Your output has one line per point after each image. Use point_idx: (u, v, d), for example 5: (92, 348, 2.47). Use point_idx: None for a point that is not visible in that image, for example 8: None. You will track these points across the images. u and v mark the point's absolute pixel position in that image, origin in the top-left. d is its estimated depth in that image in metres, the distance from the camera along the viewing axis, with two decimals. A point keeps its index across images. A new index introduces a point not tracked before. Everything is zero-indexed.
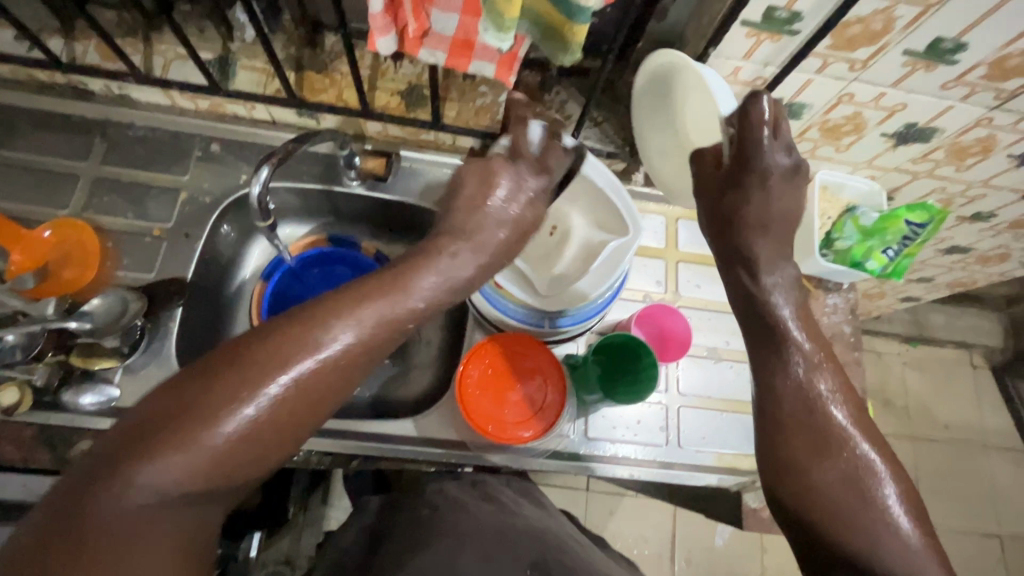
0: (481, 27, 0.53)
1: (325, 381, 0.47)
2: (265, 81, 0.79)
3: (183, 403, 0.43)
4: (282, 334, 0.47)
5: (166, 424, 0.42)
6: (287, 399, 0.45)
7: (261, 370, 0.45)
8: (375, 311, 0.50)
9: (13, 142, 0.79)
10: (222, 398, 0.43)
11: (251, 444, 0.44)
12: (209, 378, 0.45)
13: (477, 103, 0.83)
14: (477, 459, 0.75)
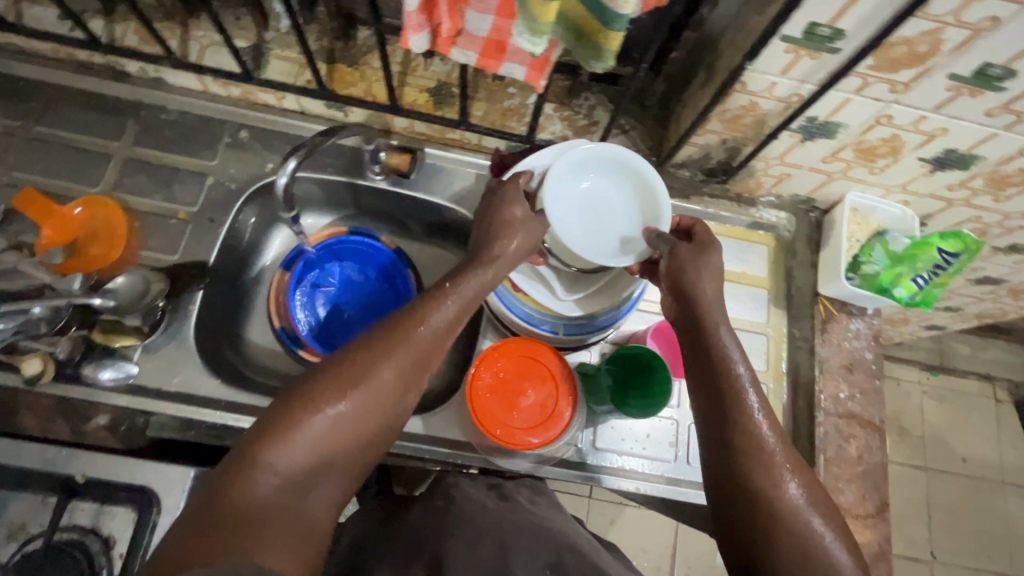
0: (515, 30, 0.53)
1: (405, 382, 0.54)
2: (296, 72, 0.80)
3: (293, 407, 0.50)
4: (363, 348, 0.54)
5: (277, 426, 0.49)
6: (376, 398, 0.52)
7: (356, 376, 0.52)
8: (439, 318, 0.57)
9: (49, 118, 0.80)
10: (324, 399, 0.51)
11: (350, 436, 0.51)
12: (307, 388, 0.51)
13: (505, 104, 0.83)
14: (485, 462, 0.75)
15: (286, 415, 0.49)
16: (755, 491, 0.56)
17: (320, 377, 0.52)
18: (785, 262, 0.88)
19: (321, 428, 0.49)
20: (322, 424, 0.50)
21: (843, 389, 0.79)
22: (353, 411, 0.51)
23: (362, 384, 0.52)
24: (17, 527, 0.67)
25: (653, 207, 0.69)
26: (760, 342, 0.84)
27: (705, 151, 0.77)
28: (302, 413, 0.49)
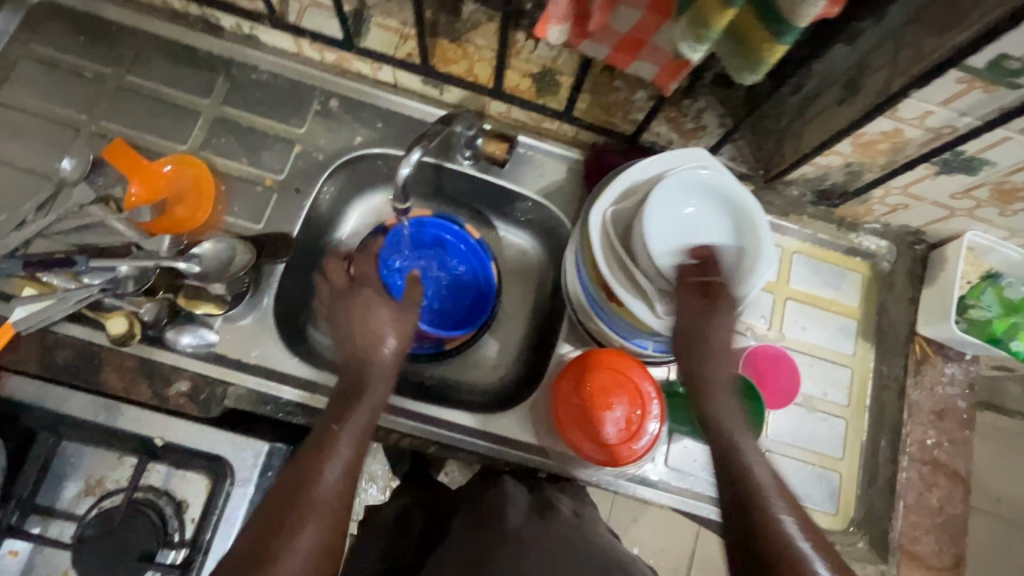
0: (676, 35, 0.48)
1: (349, 474, 0.57)
2: (397, 43, 0.75)
3: (259, 538, 0.50)
4: (286, 485, 0.54)
5: (246, 568, 0.48)
6: (330, 497, 0.54)
7: (303, 497, 0.53)
8: (346, 445, 0.59)
9: (140, 68, 0.78)
10: (290, 525, 0.51)
11: (320, 547, 0.52)
12: (262, 522, 0.52)
13: (610, 99, 0.76)
14: (558, 468, 0.74)
15: (252, 556, 0.49)
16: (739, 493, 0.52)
17: (269, 504, 0.53)
18: (880, 293, 0.84)
19: (296, 553, 0.50)
20: (298, 546, 0.50)
21: (930, 435, 0.76)
22: (318, 524, 0.52)
23: (305, 513, 0.52)
24: (94, 483, 0.69)
25: (752, 237, 0.64)
26: (844, 375, 0.81)
27: (823, 172, 0.72)
28: (270, 546, 0.50)
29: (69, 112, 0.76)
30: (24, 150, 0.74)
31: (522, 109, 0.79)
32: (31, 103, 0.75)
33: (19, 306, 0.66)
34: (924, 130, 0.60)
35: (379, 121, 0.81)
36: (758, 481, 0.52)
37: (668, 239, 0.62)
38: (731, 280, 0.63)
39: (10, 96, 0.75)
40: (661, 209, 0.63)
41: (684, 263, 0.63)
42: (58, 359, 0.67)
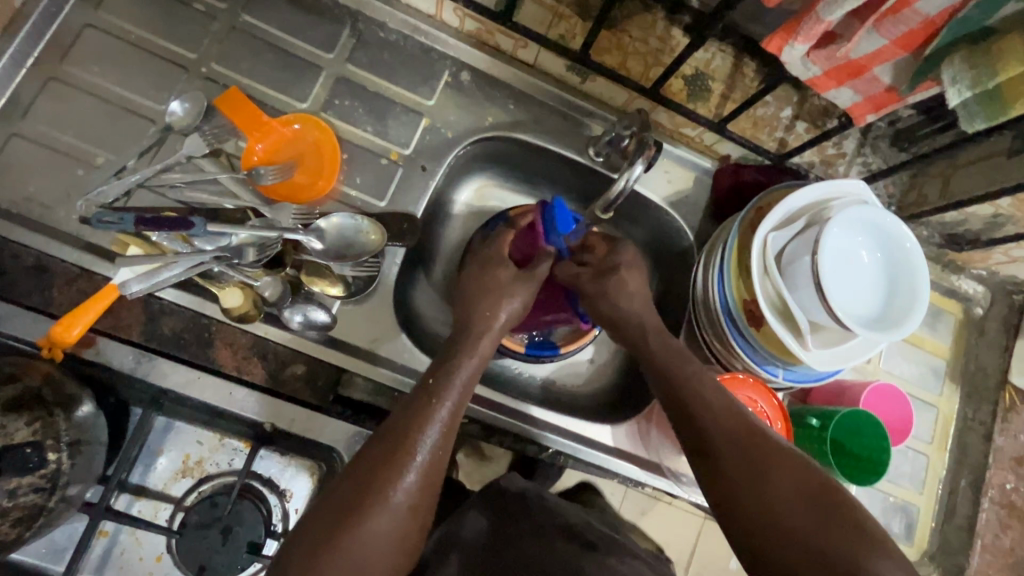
0: (943, 75, 0.46)
1: (455, 421, 0.54)
2: (551, 22, 0.69)
3: (357, 498, 0.48)
4: (384, 440, 0.51)
5: (349, 509, 0.47)
6: (432, 448, 0.52)
7: (406, 443, 0.51)
8: (449, 408, 0.54)
9: (258, 8, 0.69)
10: (388, 472, 0.49)
11: (421, 491, 0.50)
12: (358, 471, 0.50)
13: (759, 113, 0.73)
14: (670, 485, 0.73)
15: (349, 503, 0.48)
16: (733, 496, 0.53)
17: (369, 449, 0.51)
18: (969, 337, 0.86)
19: (396, 496, 0.49)
20: (398, 493, 0.49)
21: (1010, 480, 0.80)
22: (421, 469, 0.51)
23: (408, 465, 0.50)
24: (191, 464, 0.64)
25: (908, 280, 0.64)
26: (931, 414, 0.83)
27: (964, 218, 0.73)
28: (365, 492, 0.48)
29: (176, 49, 0.67)
30: (121, 83, 0.65)
31: (668, 111, 0.75)
32: (131, 31, 0.66)
33: (124, 268, 0.59)
34: None
35: (511, 103, 0.75)
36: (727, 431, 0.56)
37: (836, 265, 0.61)
38: (886, 320, 0.63)
39: (108, 20, 0.65)
40: (834, 236, 0.61)
41: (845, 298, 0.61)
42: (164, 329, 0.60)
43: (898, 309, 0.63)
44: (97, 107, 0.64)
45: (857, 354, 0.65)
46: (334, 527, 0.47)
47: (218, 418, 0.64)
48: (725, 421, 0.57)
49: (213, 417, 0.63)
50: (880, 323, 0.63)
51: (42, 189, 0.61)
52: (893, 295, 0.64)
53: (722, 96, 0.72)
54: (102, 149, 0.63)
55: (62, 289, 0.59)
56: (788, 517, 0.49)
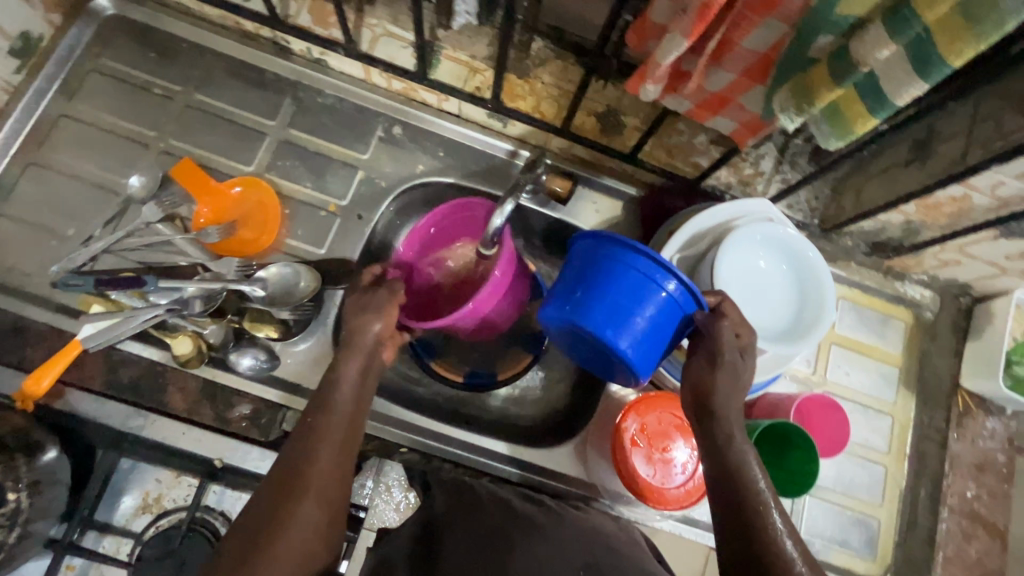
0: (774, 104, 0.51)
1: (344, 453, 0.57)
2: (467, 76, 0.76)
3: (270, 516, 0.50)
4: (287, 458, 0.54)
5: (264, 528, 0.49)
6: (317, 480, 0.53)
7: (299, 481, 0.52)
8: (343, 418, 0.58)
9: (208, 88, 0.78)
10: (287, 507, 0.51)
11: (312, 524, 0.51)
12: (258, 510, 0.51)
13: (672, 140, 0.77)
14: (608, 505, 0.75)
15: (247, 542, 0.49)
16: (739, 506, 0.52)
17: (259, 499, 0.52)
18: (922, 342, 0.85)
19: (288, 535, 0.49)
20: (297, 529, 0.50)
21: (970, 487, 0.79)
22: (320, 502, 0.52)
23: (309, 478, 0.53)
24: (151, 500, 0.73)
25: (817, 290, 0.65)
26: (886, 423, 0.82)
27: (881, 226, 0.75)
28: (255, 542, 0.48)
29: (137, 128, 0.76)
30: (89, 163, 0.74)
31: (585, 146, 0.80)
32: (98, 117, 0.76)
33: (88, 322, 0.66)
34: (992, 199, 0.62)
35: (441, 151, 0.82)
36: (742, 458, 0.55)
37: (734, 283, 0.64)
38: (796, 331, 0.64)
39: (79, 109, 0.75)
40: (731, 256, 0.64)
41: (748, 313, 0.64)
42: (124, 377, 0.67)
43: (809, 319, 0.64)
44: (68, 185, 0.73)
45: (774, 366, 0.67)
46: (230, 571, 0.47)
47: (173, 457, 0.70)
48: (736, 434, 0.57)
49: (170, 455, 0.70)
50: (789, 333, 0.64)
51: (21, 259, 0.70)
52: (805, 305, 0.65)
53: (632, 128, 0.77)
54: (72, 222, 0.72)
55: (35, 347, 0.67)
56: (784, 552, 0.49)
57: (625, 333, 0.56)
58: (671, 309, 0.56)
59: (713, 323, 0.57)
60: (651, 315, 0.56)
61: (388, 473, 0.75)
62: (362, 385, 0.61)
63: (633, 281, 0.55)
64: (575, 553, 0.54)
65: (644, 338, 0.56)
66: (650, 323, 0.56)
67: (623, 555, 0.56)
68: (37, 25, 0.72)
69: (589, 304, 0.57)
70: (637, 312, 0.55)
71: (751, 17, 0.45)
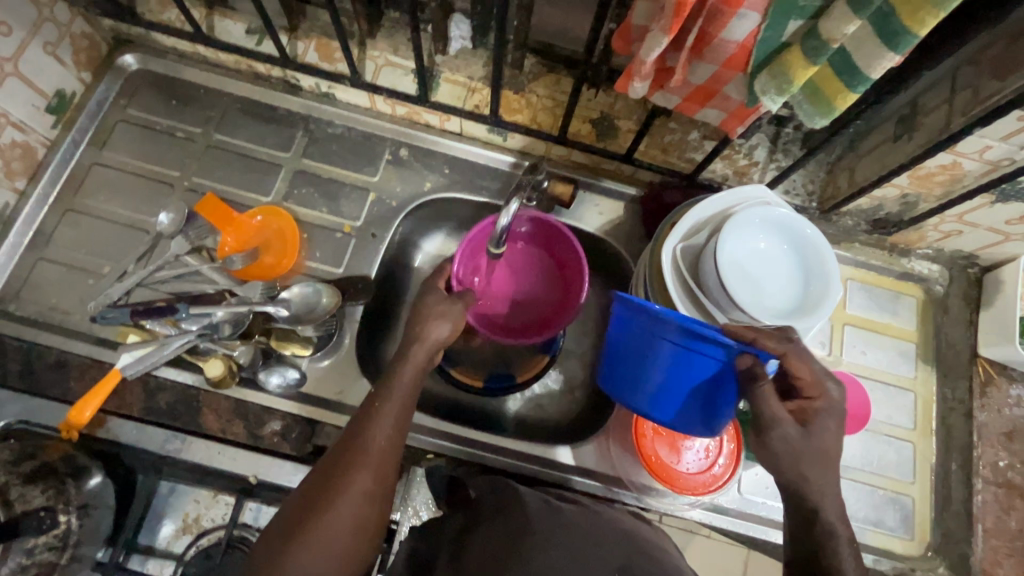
0: (755, 89, 0.54)
1: (394, 441, 0.58)
2: (466, 96, 0.81)
3: (329, 481, 0.54)
4: (351, 432, 0.57)
5: (321, 495, 0.53)
6: (370, 477, 0.55)
7: (340, 470, 0.55)
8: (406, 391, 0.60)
9: (227, 128, 0.84)
10: (346, 473, 0.54)
11: (366, 512, 0.54)
12: (320, 473, 0.56)
13: (666, 139, 0.81)
14: (636, 498, 0.75)
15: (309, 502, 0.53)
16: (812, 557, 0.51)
17: (309, 482, 0.55)
18: (935, 316, 0.85)
19: (339, 520, 0.52)
20: (337, 518, 0.52)
21: (1002, 456, 0.78)
22: (357, 496, 0.54)
23: (361, 452, 0.56)
24: (191, 521, 0.76)
25: (819, 265, 0.67)
26: (907, 399, 0.82)
27: (878, 203, 0.77)
28: (308, 515, 0.53)
29: (162, 170, 0.81)
30: (121, 205, 0.79)
31: (582, 152, 0.83)
32: (126, 162, 0.81)
33: (127, 352, 0.71)
34: (982, 163, 0.63)
35: (446, 168, 0.86)
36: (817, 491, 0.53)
37: (738, 266, 0.65)
38: (806, 306, 0.66)
39: (109, 156, 0.81)
40: (732, 238, 0.66)
41: (755, 293, 0.65)
42: (160, 402, 0.71)
43: (816, 292, 0.66)
44: (102, 227, 0.78)
45: None
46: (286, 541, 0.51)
47: (210, 478, 0.73)
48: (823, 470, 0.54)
49: (207, 475, 0.72)
50: (798, 308, 0.66)
51: (61, 298, 0.75)
52: (812, 279, 0.67)
53: (627, 131, 0.80)
54: (105, 260, 0.77)
55: (76, 379, 0.71)
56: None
57: (665, 391, 0.61)
58: (705, 373, 0.58)
59: (750, 382, 0.55)
60: (676, 382, 0.60)
61: (414, 497, 0.74)
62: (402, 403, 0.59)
63: (668, 350, 0.58)
64: (611, 552, 0.52)
65: (676, 394, 0.61)
66: (693, 386, 0.59)
67: (659, 561, 0.53)
68: (69, 83, 0.78)
69: (626, 358, 0.63)
70: (674, 377, 0.60)
71: (726, 11, 0.48)
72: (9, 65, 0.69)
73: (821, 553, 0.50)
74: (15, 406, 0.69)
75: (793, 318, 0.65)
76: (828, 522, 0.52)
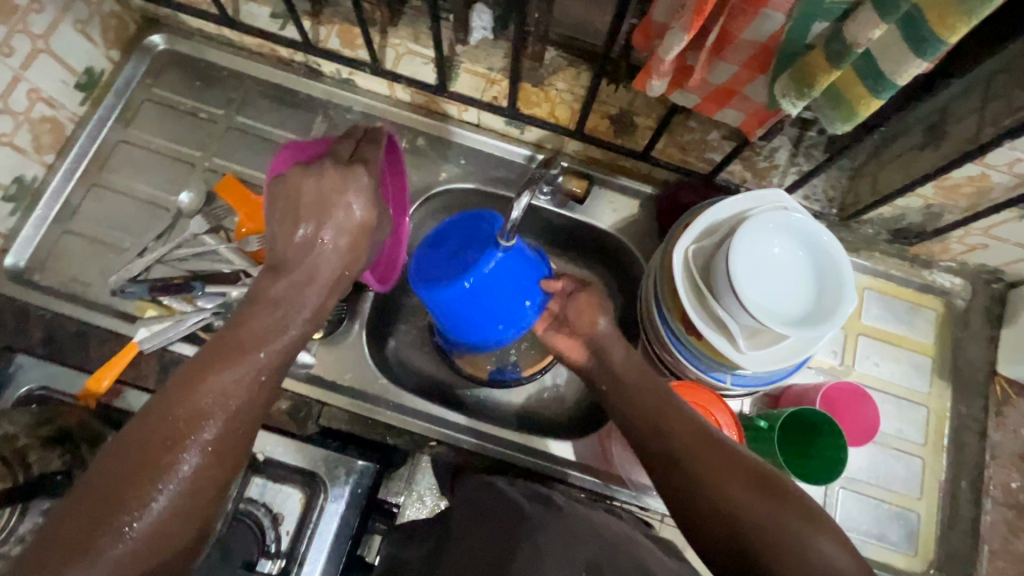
0: (774, 92, 0.52)
1: (238, 420, 0.53)
2: (484, 87, 0.80)
3: (144, 462, 0.48)
4: (175, 397, 0.51)
5: (133, 475, 0.47)
6: (200, 464, 0.50)
7: (159, 447, 0.49)
8: (245, 365, 0.54)
9: (249, 110, 0.85)
10: (170, 452, 0.49)
11: (195, 506, 0.50)
12: (131, 447, 0.49)
13: (685, 138, 0.79)
14: (633, 497, 0.75)
15: (116, 484, 0.47)
16: (717, 513, 0.52)
17: (94, 473, 0.48)
18: (954, 331, 0.83)
19: (159, 515, 0.47)
20: (155, 507, 0.47)
21: (1015, 478, 0.77)
22: (179, 479, 0.49)
23: (195, 427, 0.50)
24: None
25: (834, 275, 0.65)
26: (920, 413, 0.80)
27: (901, 212, 0.75)
28: (108, 510, 0.46)
29: (184, 149, 0.83)
30: (143, 182, 0.82)
31: (599, 148, 0.83)
32: (151, 141, 0.83)
33: (143, 326, 0.73)
34: (1012, 177, 0.61)
35: (462, 158, 0.86)
36: (686, 442, 0.57)
37: (750, 273, 0.64)
38: (820, 317, 0.64)
39: (134, 134, 0.83)
40: (745, 244, 0.65)
41: (768, 300, 0.64)
42: (174, 375, 0.74)
43: (831, 301, 0.65)
44: (124, 203, 0.80)
45: (799, 351, 0.67)
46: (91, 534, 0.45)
47: None
48: (728, 465, 0.54)
49: None
50: (811, 316, 0.64)
51: (84, 270, 0.77)
52: (828, 289, 0.65)
53: (644, 128, 0.79)
54: (127, 235, 0.79)
55: (97, 349, 0.74)
56: (741, 511, 0.51)
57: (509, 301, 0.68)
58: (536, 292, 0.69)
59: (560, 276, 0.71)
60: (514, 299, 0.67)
61: (419, 484, 0.78)
62: (254, 381, 0.54)
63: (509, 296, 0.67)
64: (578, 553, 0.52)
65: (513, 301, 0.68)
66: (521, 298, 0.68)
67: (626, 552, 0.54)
68: (98, 61, 0.80)
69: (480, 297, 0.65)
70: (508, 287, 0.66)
71: (749, 10, 0.47)
72: (41, 42, 0.71)
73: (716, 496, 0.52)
74: (36, 371, 0.71)
75: (805, 326, 0.64)
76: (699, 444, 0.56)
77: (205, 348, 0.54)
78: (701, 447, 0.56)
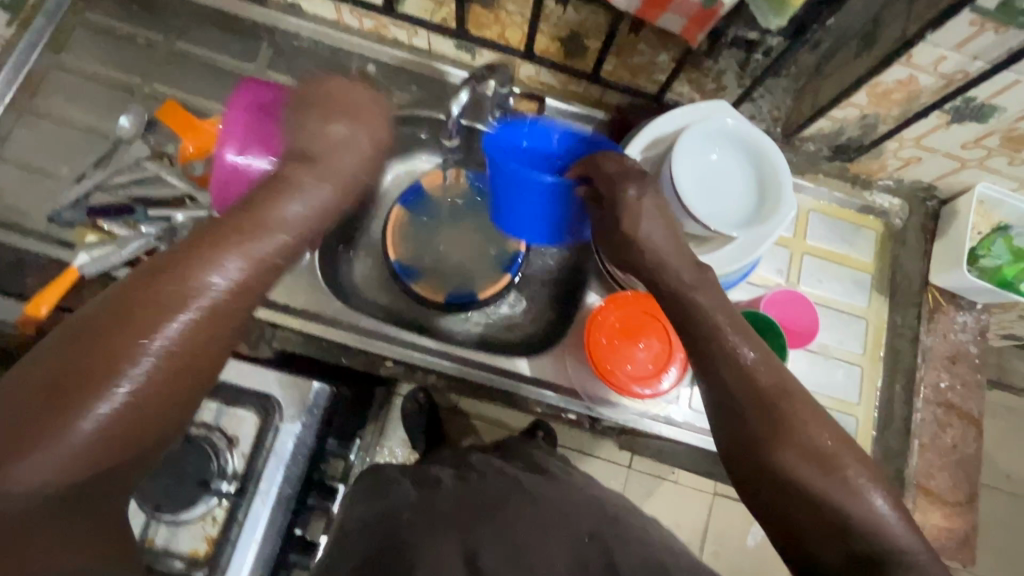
0: None
1: (223, 327, 0.49)
2: (432, 9, 0.79)
3: (115, 342, 0.44)
4: (160, 285, 0.47)
5: (104, 354, 0.44)
6: (174, 362, 0.46)
7: (135, 327, 0.45)
8: (247, 257, 0.50)
9: (190, 36, 0.82)
10: (144, 337, 0.45)
11: (156, 404, 0.45)
12: (107, 324, 0.45)
13: (634, 60, 0.79)
14: (586, 409, 0.77)
15: (86, 361, 0.43)
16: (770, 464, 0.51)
17: (63, 345, 0.44)
18: (893, 248, 0.87)
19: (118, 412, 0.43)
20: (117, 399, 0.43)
21: (943, 378, 0.82)
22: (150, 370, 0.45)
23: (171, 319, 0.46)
24: None
25: (772, 182, 0.67)
26: (860, 325, 0.84)
27: (840, 125, 0.77)
28: (70, 391, 0.42)
29: (121, 75, 0.80)
30: (78, 109, 0.78)
31: (550, 70, 0.83)
32: (85, 67, 0.80)
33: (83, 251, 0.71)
34: (937, 77, 0.64)
35: (413, 86, 0.85)
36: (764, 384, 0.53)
37: (691, 181, 0.66)
38: (759, 221, 0.67)
39: (65, 60, 0.79)
40: (687, 152, 0.66)
41: (709, 205, 0.66)
42: None
43: (770, 206, 0.67)
44: (59, 131, 0.77)
45: (741, 257, 0.69)
46: (35, 425, 0.41)
47: None
48: (801, 423, 0.51)
49: None
50: (750, 220, 0.67)
51: (16, 198, 0.74)
52: (767, 194, 0.67)
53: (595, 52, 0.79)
54: (62, 163, 0.76)
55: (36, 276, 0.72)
56: (801, 476, 0.50)
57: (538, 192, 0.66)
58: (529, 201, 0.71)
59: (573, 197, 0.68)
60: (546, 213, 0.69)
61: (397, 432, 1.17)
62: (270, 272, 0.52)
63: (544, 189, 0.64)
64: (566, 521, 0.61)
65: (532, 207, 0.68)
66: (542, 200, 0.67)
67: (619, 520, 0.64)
68: None
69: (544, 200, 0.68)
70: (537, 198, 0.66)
71: None
72: None
73: (775, 440, 0.51)
74: None
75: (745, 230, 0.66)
76: (763, 384, 0.53)
77: (199, 235, 0.51)
78: (771, 392, 0.52)
